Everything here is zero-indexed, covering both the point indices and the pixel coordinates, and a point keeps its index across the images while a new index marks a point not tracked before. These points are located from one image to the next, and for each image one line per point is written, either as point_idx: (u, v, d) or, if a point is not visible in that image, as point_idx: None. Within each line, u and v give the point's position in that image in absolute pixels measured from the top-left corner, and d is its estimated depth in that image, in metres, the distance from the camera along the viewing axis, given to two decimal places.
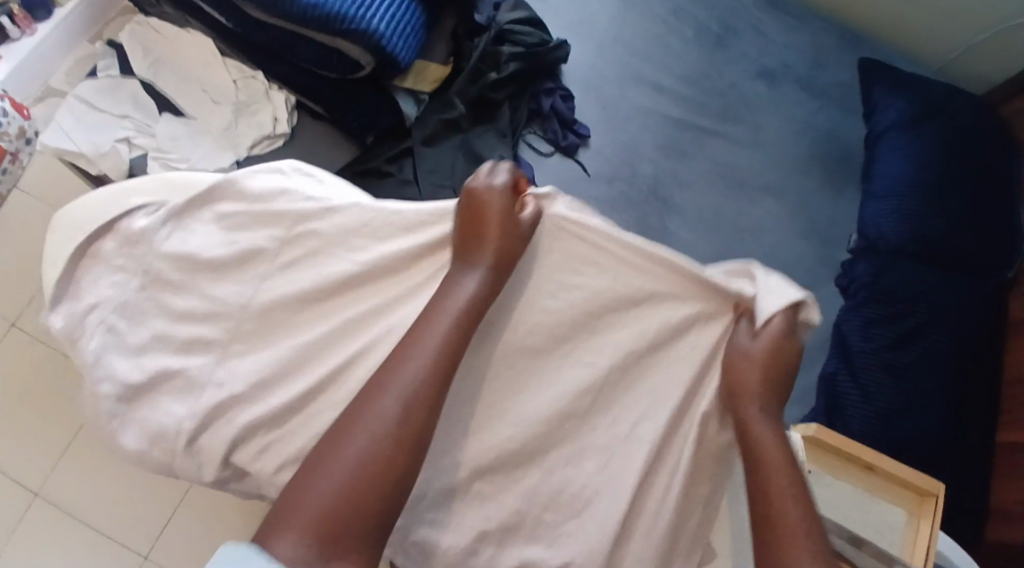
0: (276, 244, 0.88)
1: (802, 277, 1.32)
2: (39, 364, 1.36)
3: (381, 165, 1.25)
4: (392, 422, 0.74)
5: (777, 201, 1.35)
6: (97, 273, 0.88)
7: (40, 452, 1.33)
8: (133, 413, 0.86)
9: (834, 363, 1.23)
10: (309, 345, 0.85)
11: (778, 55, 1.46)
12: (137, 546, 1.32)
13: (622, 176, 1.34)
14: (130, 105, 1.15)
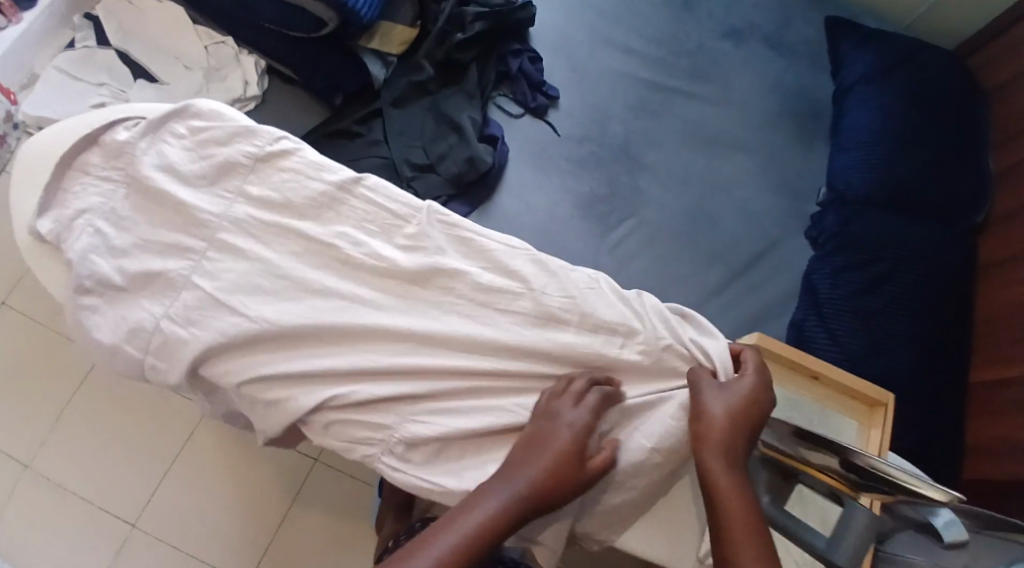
0: (251, 159, 0.91)
1: (775, 229, 1.31)
2: (30, 341, 1.45)
3: (350, 126, 1.26)
4: (487, 525, 0.77)
5: (747, 156, 1.35)
6: (82, 183, 0.91)
7: (30, 425, 1.42)
8: (111, 310, 0.87)
9: (803, 310, 1.23)
10: (283, 258, 0.88)
11: (746, 15, 1.47)
12: (125, 514, 1.39)
13: (592, 136, 1.35)
14: (107, 75, 1.23)
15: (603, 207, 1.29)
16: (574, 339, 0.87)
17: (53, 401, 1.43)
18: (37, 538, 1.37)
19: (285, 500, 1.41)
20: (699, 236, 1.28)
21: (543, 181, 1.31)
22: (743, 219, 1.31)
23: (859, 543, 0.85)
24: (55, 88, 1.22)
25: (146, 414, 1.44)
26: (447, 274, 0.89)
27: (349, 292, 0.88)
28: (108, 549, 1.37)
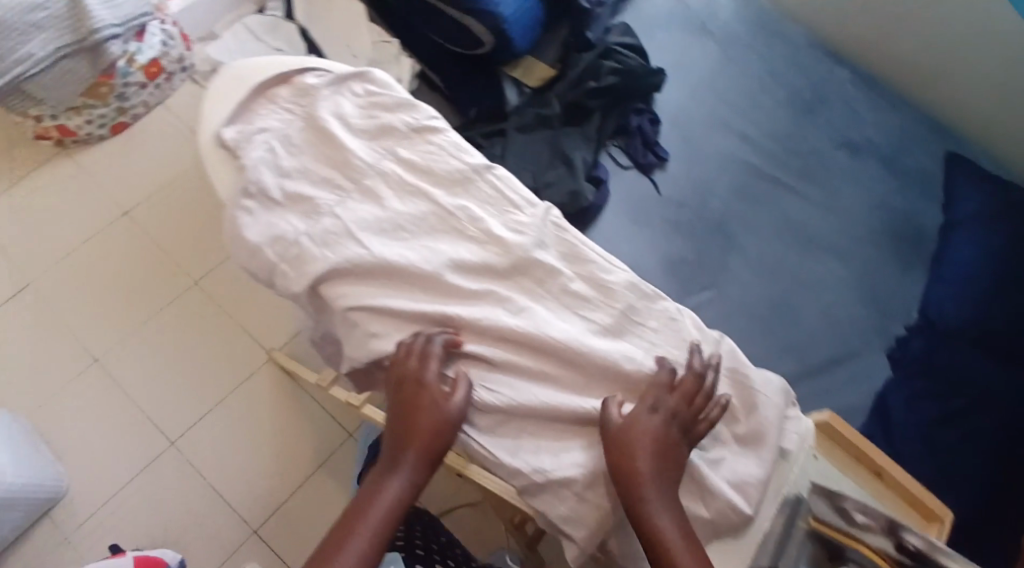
0: (407, 128, 0.95)
1: (855, 341, 1.35)
2: (133, 251, 1.56)
3: (475, 137, 1.37)
4: (394, 512, 0.81)
5: (840, 263, 1.41)
6: (268, 109, 0.99)
7: (110, 326, 1.51)
8: (266, 216, 0.91)
9: (871, 425, 1.28)
10: (410, 217, 0.90)
11: (865, 131, 1.51)
12: (168, 431, 1.46)
13: (688, 203, 1.43)
14: (285, 46, 1.42)
15: (690, 272, 1.37)
16: (641, 359, 0.85)
17: (143, 308, 1.53)
18: (83, 430, 1.45)
19: (308, 468, 1.46)
20: (774, 325, 1.34)
21: (634, 234, 1.39)
22: (823, 321, 1.36)
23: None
24: (240, 44, 1.41)
25: (217, 346, 1.53)
26: (544, 267, 0.88)
27: (452, 257, 0.88)
28: (139, 459, 1.44)
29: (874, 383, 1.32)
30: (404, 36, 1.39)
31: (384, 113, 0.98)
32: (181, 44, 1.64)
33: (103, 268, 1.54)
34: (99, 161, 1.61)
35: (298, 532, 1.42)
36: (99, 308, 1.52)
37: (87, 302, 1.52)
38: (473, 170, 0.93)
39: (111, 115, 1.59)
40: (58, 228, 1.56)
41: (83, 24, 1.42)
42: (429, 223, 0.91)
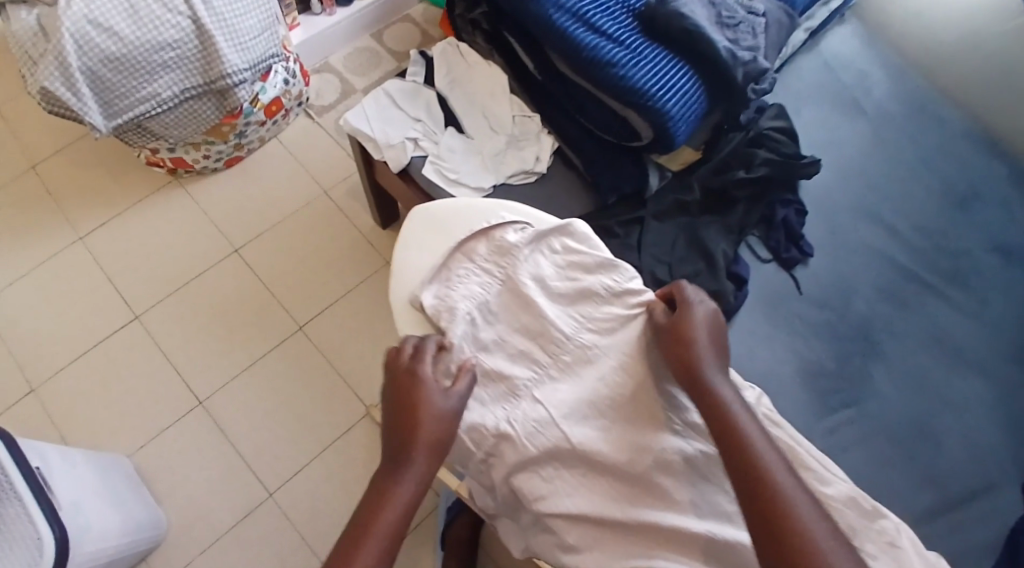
0: (605, 292, 1.05)
1: (995, 472, 1.22)
2: (242, 291, 1.56)
3: (611, 225, 1.31)
4: (406, 509, 0.88)
5: (983, 380, 1.29)
6: (466, 269, 1.07)
7: (217, 368, 1.51)
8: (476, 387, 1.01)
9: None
10: (607, 398, 0.99)
11: (1017, 233, 1.38)
12: (266, 481, 1.46)
13: (832, 305, 1.34)
14: (424, 112, 1.39)
15: (830, 386, 1.28)
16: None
17: (247, 352, 1.52)
18: (186, 471, 1.46)
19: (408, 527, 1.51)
20: (914, 451, 1.24)
21: (771, 337, 1.31)
22: (964, 448, 1.24)
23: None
24: (378, 108, 1.39)
25: (318, 396, 1.50)
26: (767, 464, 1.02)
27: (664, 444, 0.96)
28: (242, 506, 1.44)
29: (1010, 520, 1.20)
30: (548, 112, 1.36)
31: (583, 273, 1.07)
32: (300, 80, 1.63)
33: (212, 305, 1.54)
34: (214, 194, 1.63)
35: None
36: (207, 348, 1.52)
37: (194, 341, 1.52)
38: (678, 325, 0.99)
39: (228, 150, 1.61)
40: (174, 262, 1.57)
41: (211, 66, 1.40)
42: (614, 396, 0.99)
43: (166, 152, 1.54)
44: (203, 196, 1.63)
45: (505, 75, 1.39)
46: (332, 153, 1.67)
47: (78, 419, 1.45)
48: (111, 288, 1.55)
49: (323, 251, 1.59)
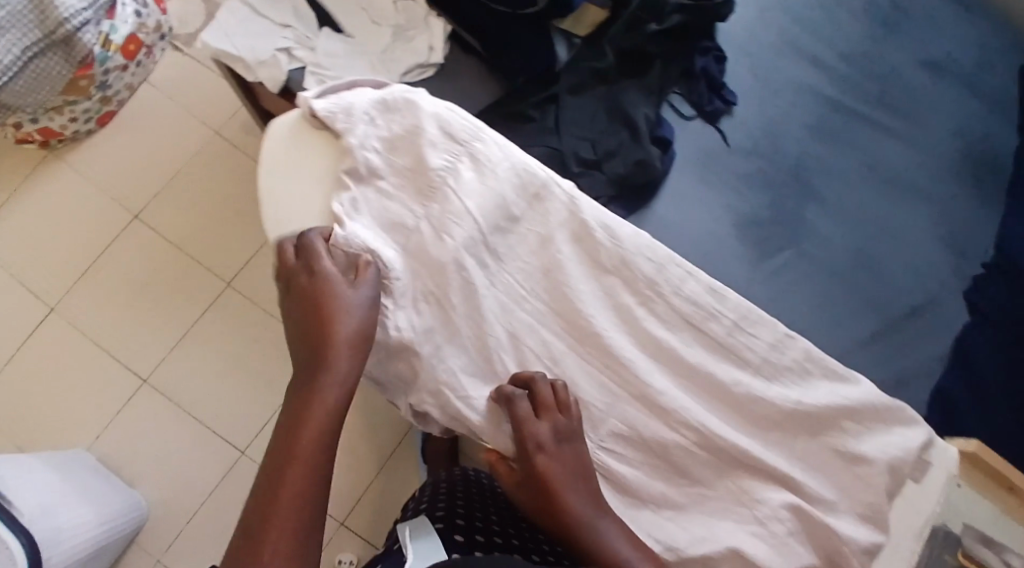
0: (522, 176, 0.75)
1: (935, 286, 1.27)
2: (157, 256, 1.47)
3: (527, 109, 1.20)
4: (328, 421, 0.69)
5: (918, 201, 1.31)
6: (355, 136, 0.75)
7: (153, 342, 1.45)
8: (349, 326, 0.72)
9: (950, 380, 1.21)
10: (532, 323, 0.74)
11: (943, 44, 1.39)
12: (235, 442, 1.42)
13: (763, 151, 1.31)
14: (290, 16, 1.17)
15: (769, 233, 1.27)
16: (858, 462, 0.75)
17: (180, 317, 1.45)
18: (151, 446, 1.42)
19: (387, 447, 1.48)
20: (857, 284, 1.26)
21: (705, 195, 1.28)
22: (907, 273, 1.27)
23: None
24: (237, 20, 1.16)
25: (264, 349, 1.45)
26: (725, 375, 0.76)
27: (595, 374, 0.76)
28: (215, 471, 1.42)
29: (952, 329, 1.25)
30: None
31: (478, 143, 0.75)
32: (155, 10, 1.46)
33: (130, 280, 1.46)
34: (98, 157, 1.51)
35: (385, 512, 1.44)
36: (136, 324, 1.45)
37: (123, 319, 1.45)
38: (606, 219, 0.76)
39: (96, 107, 1.47)
40: (75, 240, 1.48)
41: (48, 16, 1.26)
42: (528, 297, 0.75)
43: (31, 124, 1.42)
44: (84, 164, 1.51)
45: None
46: (214, 86, 1.54)
47: (27, 425, 1.42)
48: (16, 284, 1.47)
49: (231, 194, 1.50)
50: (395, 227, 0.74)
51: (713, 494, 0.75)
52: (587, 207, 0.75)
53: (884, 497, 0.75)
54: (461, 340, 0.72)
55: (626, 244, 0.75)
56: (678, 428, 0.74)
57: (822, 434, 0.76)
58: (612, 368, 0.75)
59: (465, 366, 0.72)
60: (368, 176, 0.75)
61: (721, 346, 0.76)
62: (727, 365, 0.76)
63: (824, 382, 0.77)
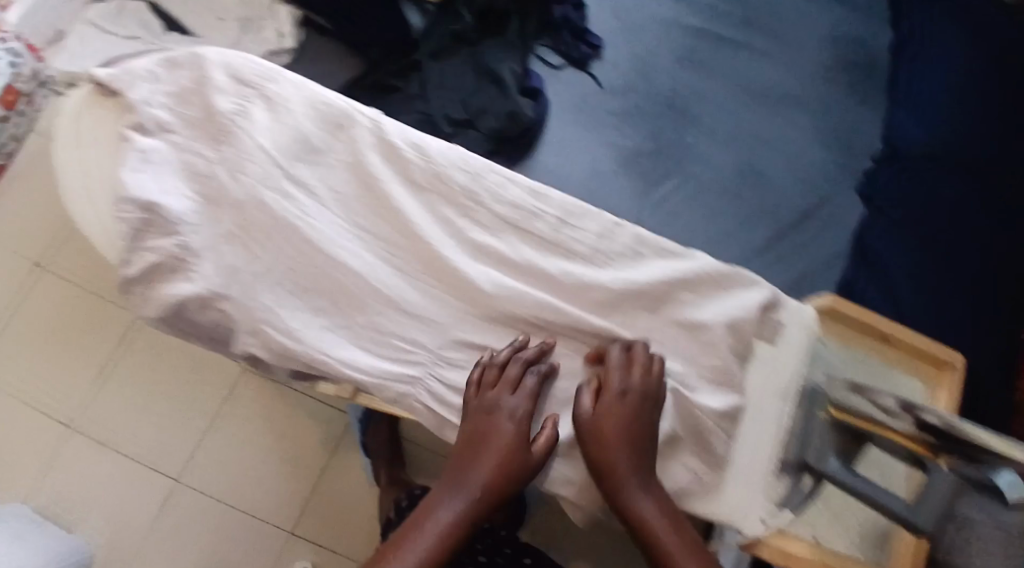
0: (315, 111, 0.74)
1: (825, 187, 1.28)
2: (72, 302, 1.48)
3: (386, 80, 1.20)
4: (449, 534, 0.70)
5: (796, 109, 1.33)
6: (142, 94, 0.75)
7: (77, 387, 1.44)
8: (161, 281, 0.71)
9: (853, 269, 1.23)
10: (346, 251, 0.72)
11: None
12: (171, 470, 1.43)
13: (638, 89, 1.33)
14: (139, 28, 1.19)
15: (652, 164, 1.29)
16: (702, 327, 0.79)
17: (100, 358, 1.45)
18: (87, 485, 1.41)
19: (323, 456, 1.43)
20: (746, 197, 1.28)
21: (584, 136, 1.30)
22: (794, 179, 1.29)
23: (940, 506, 0.72)
24: (89, 42, 1.22)
25: (189, 373, 1.47)
26: (565, 261, 0.77)
27: (421, 288, 0.74)
28: (156, 497, 1.41)
29: (849, 225, 1.26)
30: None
31: (263, 83, 0.74)
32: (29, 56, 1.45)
33: (47, 326, 1.47)
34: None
35: (332, 517, 1.41)
36: (58, 371, 1.44)
37: (44, 367, 1.45)
38: (416, 142, 0.75)
39: None
40: None
41: None
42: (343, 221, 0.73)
43: None
44: None
45: None
46: None
47: None
48: None
49: None
50: (190, 174, 0.73)
51: (565, 384, 0.76)
52: (393, 128, 0.75)
53: (725, 359, 0.78)
54: (275, 274, 0.71)
55: (435, 159, 0.75)
56: (512, 324, 0.75)
57: (660, 308, 0.79)
58: (438, 277, 0.74)
59: (284, 298, 0.71)
60: (156, 131, 0.74)
61: (548, 243, 0.77)
62: (557, 259, 0.77)
63: (657, 261, 0.79)
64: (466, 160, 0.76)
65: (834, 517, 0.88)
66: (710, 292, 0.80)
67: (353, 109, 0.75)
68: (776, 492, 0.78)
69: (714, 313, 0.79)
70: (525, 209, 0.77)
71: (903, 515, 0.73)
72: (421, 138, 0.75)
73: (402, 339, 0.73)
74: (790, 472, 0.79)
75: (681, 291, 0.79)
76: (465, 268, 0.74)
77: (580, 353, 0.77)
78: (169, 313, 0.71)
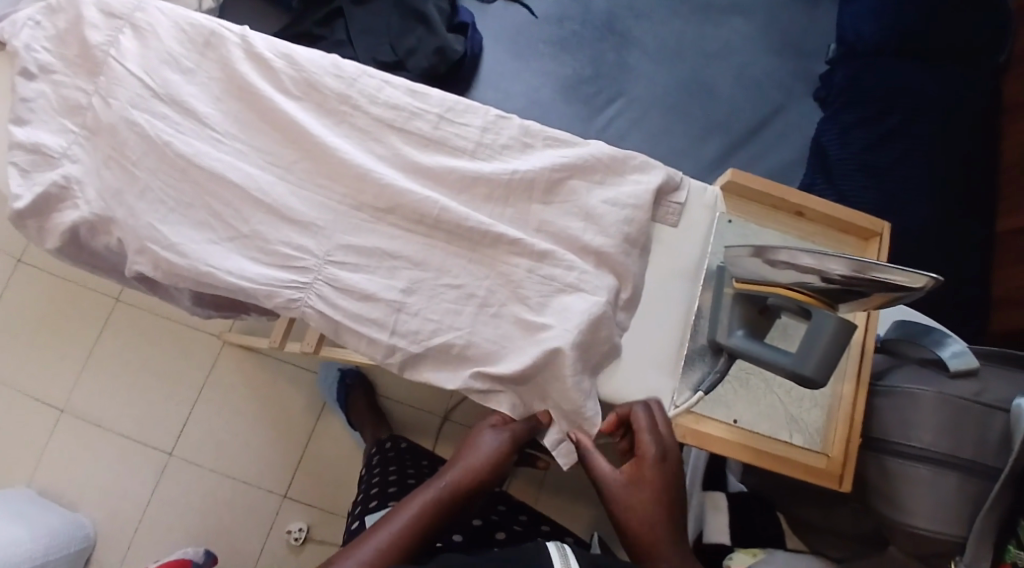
0: (188, 41, 0.78)
1: (776, 94, 1.25)
2: (48, 289, 1.38)
3: (312, 29, 1.22)
4: (428, 518, 0.71)
5: (741, 19, 1.30)
6: (20, 35, 0.77)
7: (61, 369, 1.35)
8: (51, 213, 0.74)
9: (812, 174, 1.14)
10: (224, 167, 0.75)
11: None
12: (160, 443, 1.32)
13: (571, 16, 1.29)
14: None
15: (590, 88, 1.25)
16: (594, 209, 0.78)
17: (82, 334, 1.36)
18: (82, 473, 1.31)
19: (311, 418, 1.33)
20: (690, 109, 1.25)
21: (518, 70, 1.26)
22: (740, 87, 1.26)
23: (831, 353, 0.66)
24: None
25: (172, 353, 1.36)
26: (451, 159, 0.78)
27: (308, 197, 0.76)
28: (146, 477, 1.31)
29: (807, 129, 1.24)
30: None
31: (131, 14, 0.78)
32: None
33: (25, 313, 1.37)
34: None
35: (325, 478, 1.31)
36: (41, 354, 1.35)
37: (23, 351, 1.35)
38: (289, 56, 0.78)
39: None
40: None
41: None
42: (231, 140, 0.77)
43: None
44: None
45: None
46: None
47: None
48: None
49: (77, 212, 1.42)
50: (73, 110, 0.76)
51: (467, 278, 0.76)
52: (261, 41, 0.78)
53: (619, 243, 0.77)
54: (153, 193, 0.74)
55: (308, 68, 0.78)
56: (403, 225, 0.76)
57: (554, 199, 0.78)
58: (325, 185, 0.76)
59: (171, 224, 0.74)
60: (39, 73, 0.77)
61: (430, 141, 0.79)
62: (442, 158, 0.78)
63: (548, 151, 0.80)
64: (340, 72, 0.79)
65: (764, 410, 0.78)
66: (599, 179, 0.79)
67: (223, 31, 0.78)
68: (689, 376, 0.77)
69: (608, 189, 0.79)
70: (405, 111, 0.78)
71: (790, 368, 0.67)
72: (289, 53, 0.78)
73: (292, 245, 0.75)
74: (705, 355, 0.78)
75: (571, 180, 0.79)
76: (348, 172, 0.76)
77: (481, 258, 0.77)
78: (67, 241, 0.75)
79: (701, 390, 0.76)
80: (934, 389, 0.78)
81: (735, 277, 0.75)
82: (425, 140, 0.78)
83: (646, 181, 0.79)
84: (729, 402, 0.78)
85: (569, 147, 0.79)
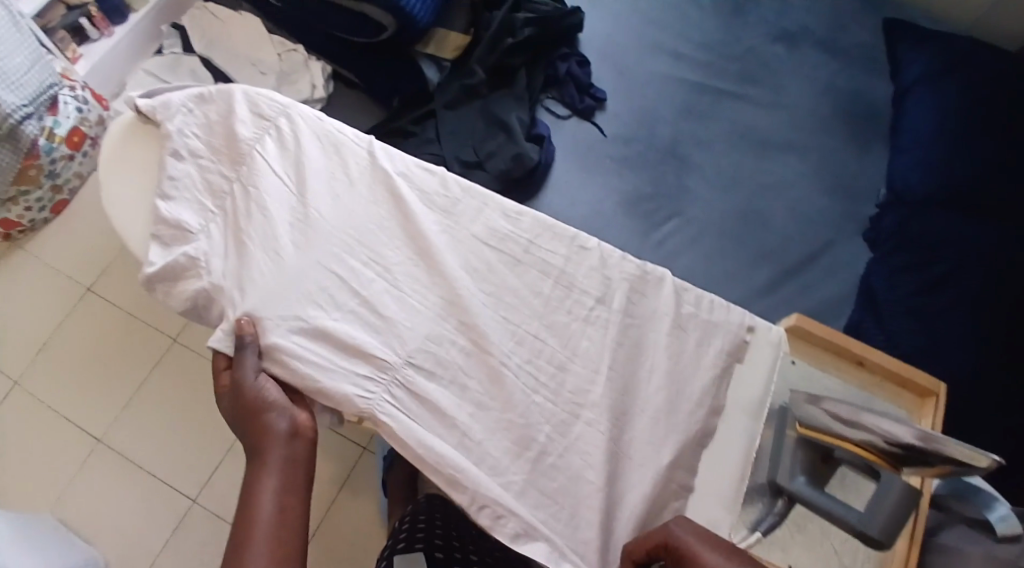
0: (319, 145, 0.89)
1: (827, 232, 1.32)
2: (109, 326, 1.43)
3: (406, 126, 1.32)
4: (282, 507, 0.74)
5: (798, 158, 1.38)
6: (178, 122, 0.88)
7: (106, 403, 1.38)
8: (180, 282, 0.82)
9: (860, 310, 1.22)
10: (335, 261, 0.84)
11: (798, 18, 1.48)
12: (186, 489, 1.34)
13: (637, 138, 1.39)
14: (189, 78, 1.37)
15: (652, 207, 1.33)
16: (669, 341, 0.84)
17: (130, 373, 1.40)
18: (108, 508, 1.33)
19: (334, 488, 1.33)
20: (746, 238, 1.32)
21: (587, 182, 1.34)
22: (795, 222, 1.33)
23: (895, 515, 0.71)
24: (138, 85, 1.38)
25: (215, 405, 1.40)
26: (540, 278, 0.86)
27: (411, 298, 0.83)
28: (167, 521, 1.33)
29: (857, 269, 1.29)
30: (307, 40, 1.36)
31: (276, 116, 0.89)
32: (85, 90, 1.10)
33: (81, 347, 1.41)
34: (52, 242, 1.47)
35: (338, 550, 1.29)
36: (89, 387, 1.39)
37: (72, 383, 1.39)
38: (406, 172, 0.88)
39: (47, 196, 1.43)
40: (23, 323, 1.42)
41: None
42: (346, 235, 0.85)
43: None
44: (43, 251, 1.46)
45: (258, 19, 1.38)
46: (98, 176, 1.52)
47: None
48: None
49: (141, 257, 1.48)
50: (214, 191, 0.86)
51: (545, 386, 0.82)
52: (384, 156, 0.89)
53: (687, 373, 0.83)
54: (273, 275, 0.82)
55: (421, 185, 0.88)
56: (494, 331, 0.83)
57: (632, 324, 0.85)
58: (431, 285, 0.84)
59: (285, 308, 0.80)
60: (188, 156, 0.87)
61: (521, 261, 0.86)
62: (530, 279, 0.86)
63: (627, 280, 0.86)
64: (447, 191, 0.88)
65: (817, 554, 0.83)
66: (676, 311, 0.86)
67: (349, 141, 0.89)
68: (747, 513, 0.82)
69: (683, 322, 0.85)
70: (503, 232, 0.87)
71: (855, 523, 0.72)
72: (404, 167, 0.88)
73: (378, 352, 0.80)
74: (763, 496, 0.82)
75: (647, 310, 0.86)
76: (452, 274, 0.84)
77: (563, 371, 0.83)
78: (191, 307, 0.82)
79: (759, 532, 0.81)
80: (981, 549, 0.82)
81: (796, 421, 0.80)
82: (520, 259, 0.86)
83: (717, 317, 0.85)
84: (785, 545, 0.84)
85: (647, 280, 0.87)
